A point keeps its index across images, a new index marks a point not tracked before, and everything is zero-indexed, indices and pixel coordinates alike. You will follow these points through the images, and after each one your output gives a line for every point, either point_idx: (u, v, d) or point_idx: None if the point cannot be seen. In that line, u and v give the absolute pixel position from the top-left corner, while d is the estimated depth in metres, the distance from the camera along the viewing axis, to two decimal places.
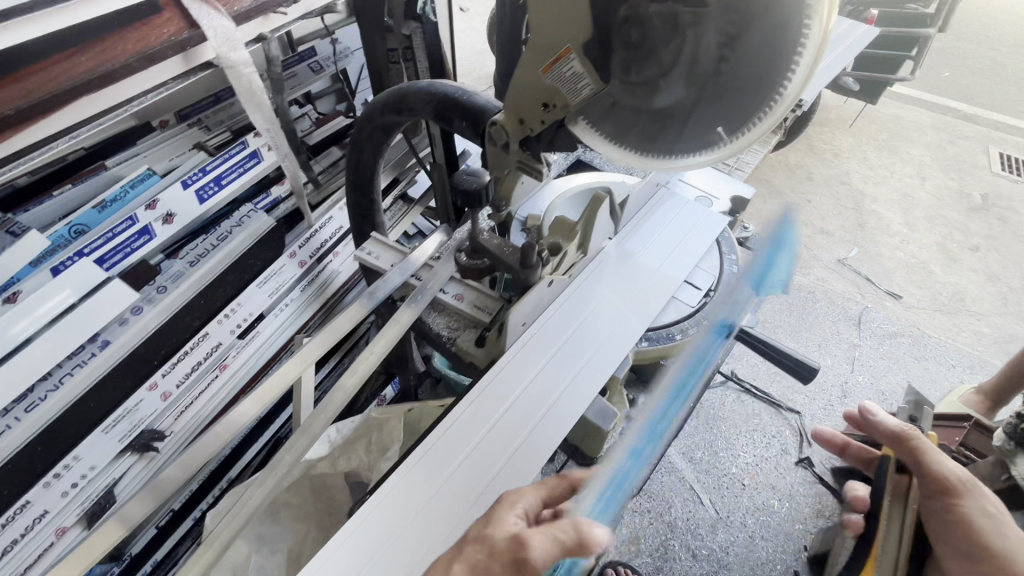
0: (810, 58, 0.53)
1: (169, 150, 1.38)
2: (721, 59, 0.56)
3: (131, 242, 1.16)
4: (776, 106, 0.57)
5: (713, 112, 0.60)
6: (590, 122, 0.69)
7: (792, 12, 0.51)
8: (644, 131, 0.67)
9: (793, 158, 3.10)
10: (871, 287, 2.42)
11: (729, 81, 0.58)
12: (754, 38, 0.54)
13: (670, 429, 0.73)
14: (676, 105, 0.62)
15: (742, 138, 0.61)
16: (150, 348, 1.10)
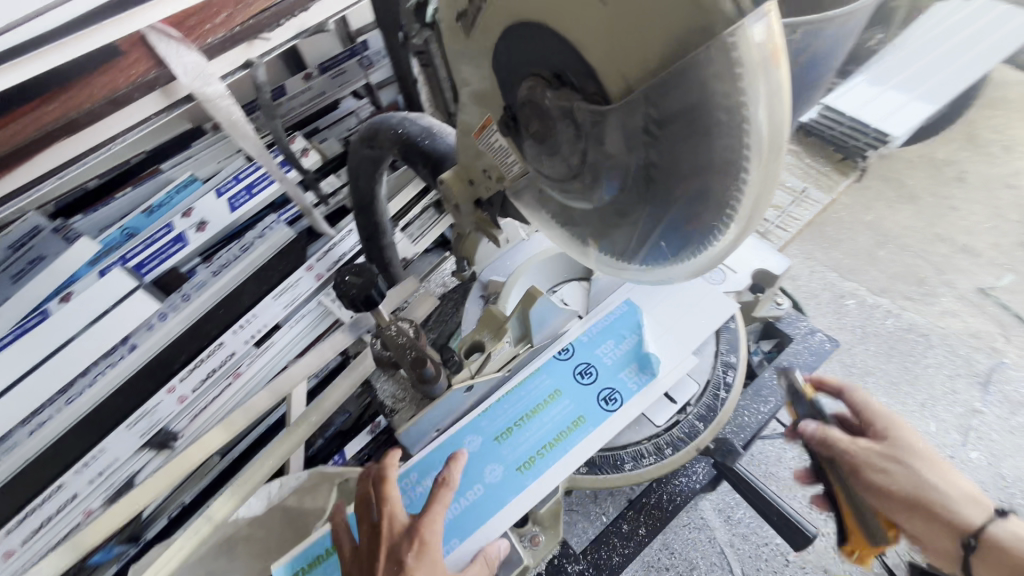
0: (760, 170, 0.36)
1: (217, 154, 1.44)
2: (647, 163, 0.41)
3: (166, 248, 1.24)
4: (733, 226, 0.40)
5: (652, 224, 0.45)
6: (530, 204, 0.58)
7: (721, 111, 0.35)
8: (583, 225, 0.54)
9: (940, 151, 2.47)
10: (1020, 329, 1.94)
11: (661, 190, 0.42)
12: (679, 141, 0.38)
13: (510, 441, 0.85)
14: (609, 209, 0.48)
15: (699, 260, 0.44)
16: (171, 354, 1.18)
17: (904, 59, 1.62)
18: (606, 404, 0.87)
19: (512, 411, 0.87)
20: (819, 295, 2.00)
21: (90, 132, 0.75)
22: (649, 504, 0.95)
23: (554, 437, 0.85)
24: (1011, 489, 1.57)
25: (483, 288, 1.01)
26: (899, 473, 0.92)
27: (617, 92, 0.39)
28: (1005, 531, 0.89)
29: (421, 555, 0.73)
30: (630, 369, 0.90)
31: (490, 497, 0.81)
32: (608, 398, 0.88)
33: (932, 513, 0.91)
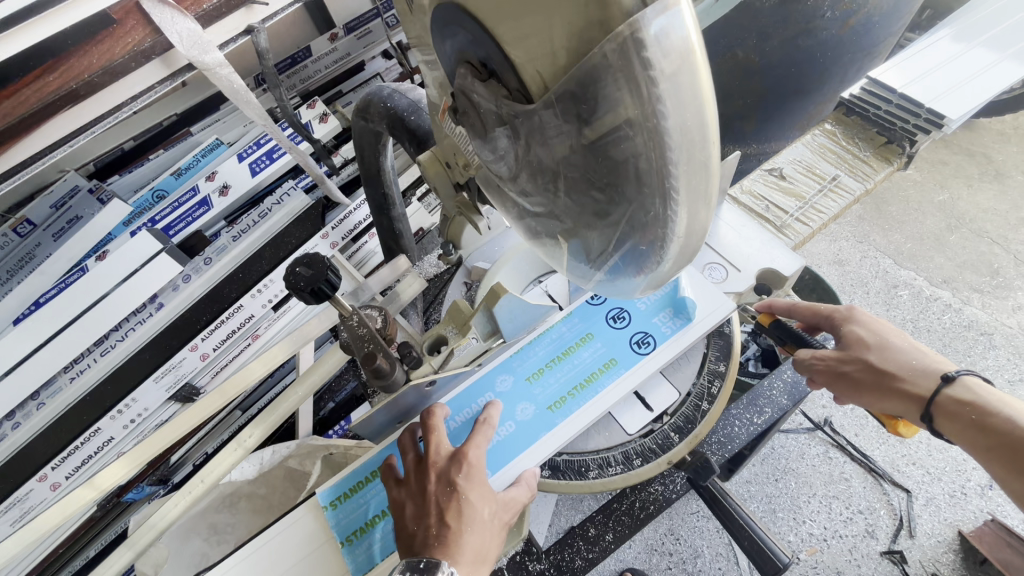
0: (682, 181, 0.33)
1: (241, 118, 1.44)
2: (583, 172, 0.37)
3: (192, 212, 1.29)
4: (672, 241, 0.37)
5: (599, 232, 0.41)
6: (491, 198, 0.55)
7: (638, 128, 0.31)
8: (533, 224, 0.51)
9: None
10: None
11: (598, 202, 0.38)
12: (602, 151, 0.34)
13: (541, 381, 0.65)
14: (556, 215, 0.44)
15: (656, 271, 0.41)
16: (194, 314, 1.24)
17: (987, 15, 1.22)
18: (639, 348, 0.66)
19: (539, 352, 0.67)
20: (869, 283, 1.84)
21: (92, 103, 0.76)
22: (620, 510, 0.83)
23: (583, 380, 0.65)
24: None
25: (467, 274, 0.96)
26: (869, 356, 0.82)
27: (538, 91, 0.35)
28: (968, 385, 0.76)
29: (470, 478, 0.60)
30: (665, 313, 0.68)
31: (515, 441, 0.63)
32: (641, 340, 0.66)
33: (880, 389, 0.81)
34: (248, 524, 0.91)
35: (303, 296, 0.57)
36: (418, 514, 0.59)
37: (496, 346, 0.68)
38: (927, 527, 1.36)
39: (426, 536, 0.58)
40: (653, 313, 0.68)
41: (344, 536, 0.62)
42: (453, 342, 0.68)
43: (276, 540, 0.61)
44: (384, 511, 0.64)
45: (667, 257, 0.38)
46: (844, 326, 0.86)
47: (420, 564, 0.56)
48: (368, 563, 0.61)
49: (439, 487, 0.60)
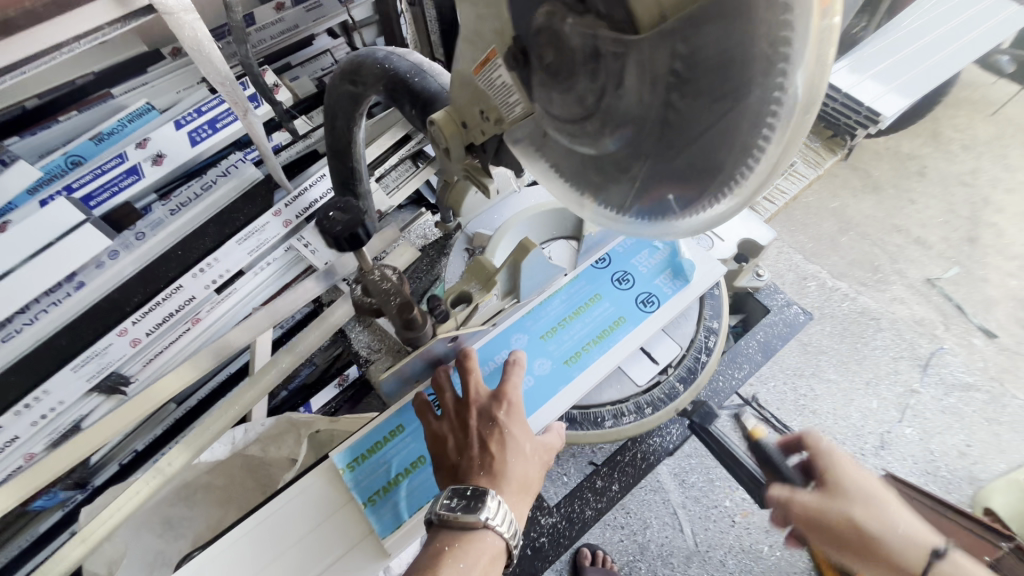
0: (795, 101, 0.36)
1: (175, 83, 1.33)
2: (672, 101, 0.41)
3: (119, 180, 1.15)
4: (757, 166, 0.40)
5: (674, 169, 0.45)
6: (530, 151, 0.55)
7: (761, 50, 0.36)
8: (584, 175, 0.52)
9: (907, 144, 2.55)
10: (961, 317, 2.07)
11: (678, 132, 0.43)
12: (702, 71, 0.39)
13: (557, 338, 0.78)
14: (628, 155, 0.47)
15: (721, 205, 0.44)
16: (123, 295, 1.10)
17: (881, 48, 1.45)
18: (644, 306, 0.79)
19: (560, 308, 0.80)
20: (784, 275, 2.00)
21: (21, 39, 0.65)
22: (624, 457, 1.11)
23: (599, 334, 0.78)
24: (938, 463, 1.59)
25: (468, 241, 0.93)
26: (856, 510, 0.93)
27: (648, 24, 0.39)
28: (951, 562, 0.89)
29: (510, 415, 0.70)
30: (664, 276, 0.81)
31: (540, 389, 0.75)
32: (645, 300, 0.80)
33: (864, 551, 0.93)
34: (208, 517, 0.83)
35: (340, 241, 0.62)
36: (466, 450, 0.68)
37: (510, 305, 0.78)
38: None
39: (470, 465, 0.67)
40: (653, 281, 0.82)
41: (366, 498, 0.74)
42: (477, 297, 0.73)
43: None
44: (405, 470, 0.77)
45: (745, 184, 0.42)
46: (848, 489, 0.95)
47: (466, 491, 0.64)
48: (393, 521, 0.74)
49: (481, 427, 0.70)
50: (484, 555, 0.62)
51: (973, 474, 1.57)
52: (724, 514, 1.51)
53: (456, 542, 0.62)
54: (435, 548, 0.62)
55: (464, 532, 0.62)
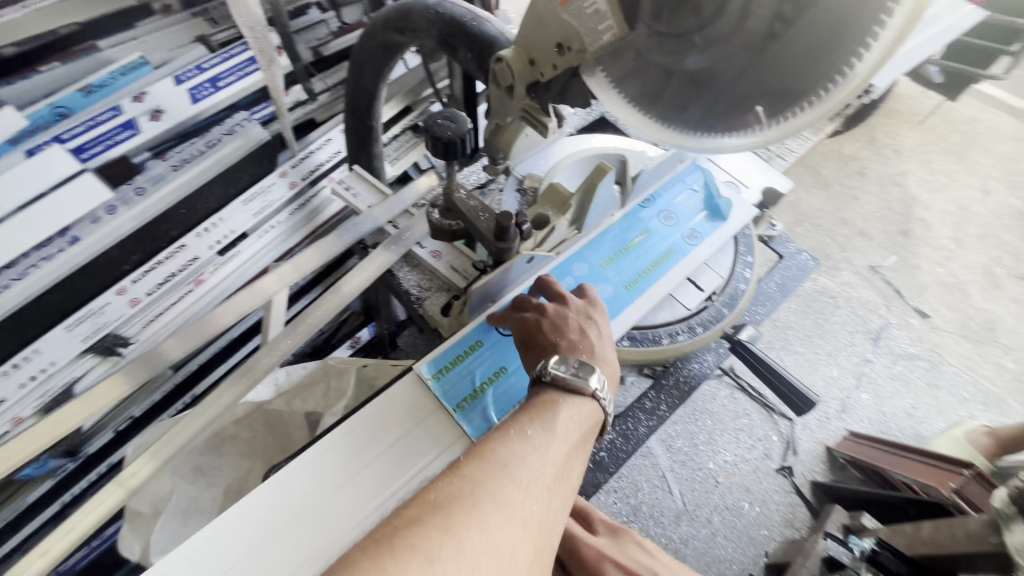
0: (905, 20, 0.38)
1: (167, 39, 1.24)
2: (777, 18, 0.43)
3: (114, 134, 1.09)
4: (841, 85, 0.44)
5: (760, 84, 0.48)
6: (610, 76, 0.58)
7: None
8: (670, 96, 0.54)
9: (846, 147, 2.56)
10: (899, 301, 2.06)
11: (785, 49, 0.44)
12: None
13: (613, 267, 0.70)
14: (714, 71, 0.49)
15: (807, 112, 0.47)
16: (121, 252, 1.06)
17: None
18: (690, 240, 0.74)
19: (609, 243, 0.72)
20: None
21: None
22: (669, 383, 0.77)
23: (651, 263, 0.71)
24: (890, 424, 1.76)
25: (519, 181, 0.81)
26: None
27: None
28: None
29: (599, 312, 0.63)
30: (702, 214, 0.76)
31: None
32: (690, 235, 0.74)
33: None
34: (239, 467, 0.82)
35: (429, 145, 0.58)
36: (561, 328, 0.60)
37: (573, 236, 0.71)
38: (806, 446, 1.68)
39: (569, 344, 0.59)
40: (696, 214, 0.76)
41: (455, 403, 0.61)
42: (555, 220, 0.66)
43: (370, 422, 0.59)
44: (491, 378, 0.63)
45: (828, 100, 0.45)
46: None
47: (572, 362, 0.56)
48: (485, 424, 0.60)
49: (578, 308, 0.62)
50: (588, 423, 0.54)
51: (918, 432, 1.73)
52: (709, 475, 1.59)
53: (561, 401, 0.54)
54: (540, 406, 0.53)
55: (569, 395, 0.55)
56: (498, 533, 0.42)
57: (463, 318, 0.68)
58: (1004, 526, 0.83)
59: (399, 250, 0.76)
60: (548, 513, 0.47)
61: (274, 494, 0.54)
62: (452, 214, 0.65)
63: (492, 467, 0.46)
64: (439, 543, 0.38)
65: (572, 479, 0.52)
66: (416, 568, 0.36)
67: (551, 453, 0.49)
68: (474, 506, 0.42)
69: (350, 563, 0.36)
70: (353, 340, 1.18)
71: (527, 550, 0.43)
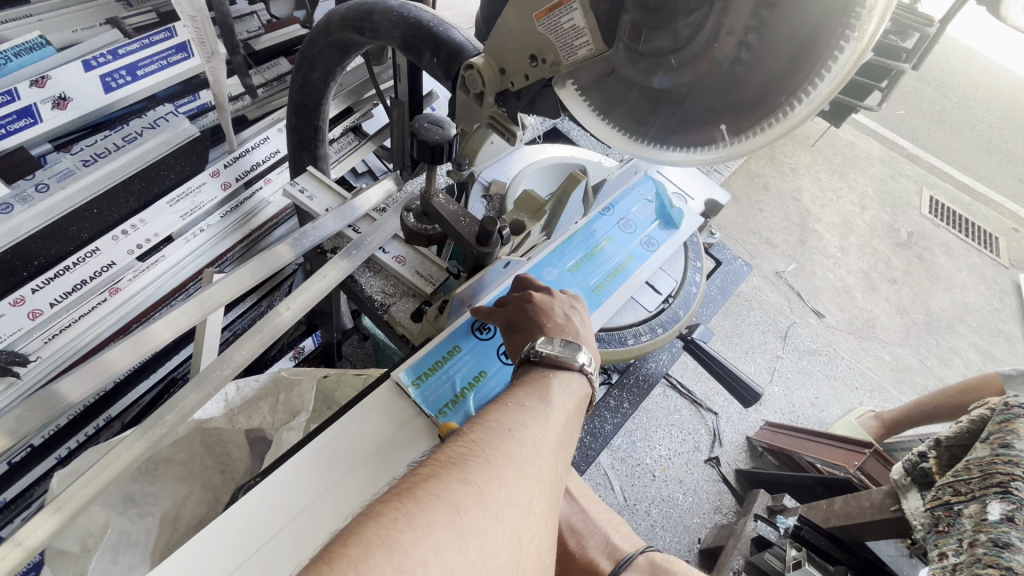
0: (845, 68, 0.43)
1: (73, 20, 1.12)
2: (741, 47, 0.47)
3: (7, 122, 0.95)
4: (781, 121, 0.49)
5: (723, 106, 0.52)
6: (580, 88, 0.61)
7: (835, 17, 0.42)
8: (636, 108, 0.58)
9: (752, 164, 2.83)
10: (799, 302, 2.31)
11: (744, 77, 0.49)
12: (779, 28, 0.45)
13: (580, 273, 0.73)
14: (682, 90, 0.53)
15: (761, 136, 0.51)
16: (18, 257, 0.92)
17: None
18: (647, 247, 0.79)
19: (574, 250, 0.75)
20: None
21: None
22: (629, 381, 0.83)
23: (614, 270, 0.75)
24: (798, 414, 1.95)
25: (485, 188, 0.84)
26: None
27: None
28: None
29: (579, 303, 0.66)
30: (657, 223, 0.82)
31: None
32: (647, 242, 0.79)
33: None
34: (177, 493, 0.75)
35: (415, 149, 0.60)
36: (547, 312, 0.62)
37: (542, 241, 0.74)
38: (729, 437, 1.81)
39: (554, 327, 0.61)
40: (650, 222, 0.81)
41: (437, 410, 0.60)
42: (530, 225, 0.69)
43: (344, 435, 0.57)
44: (471, 383, 0.63)
45: (769, 132, 0.50)
46: None
47: (559, 341, 0.58)
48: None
49: (562, 298, 0.65)
50: (579, 395, 0.56)
51: (820, 419, 1.94)
52: (646, 470, 1.68)
53: (553, 375, 0.55)
54: (534, 379, 0.54)
55: (558, 371, 0.56)
56: (515, 488, 0.42)
57: (439, 324, 0.67)
58: (901, 495, 0.95)
59: (359, 259, 0.73)
60: (554, 477, 0.48)
61: (240, 518, 0.50)
62: (428, 219, 0.65)
63: (497, 431, 0.46)
64: (462, 496, 0.38)
65: (569, 447, 0.53)
66: (442, 518, 0.36)
67: (552, 418, 0.50)
68: (487, 463, 0.42)
69: (374, 518, 0.35)
70: (296, 350, 1.12)
71: (539, 504, 0.43)
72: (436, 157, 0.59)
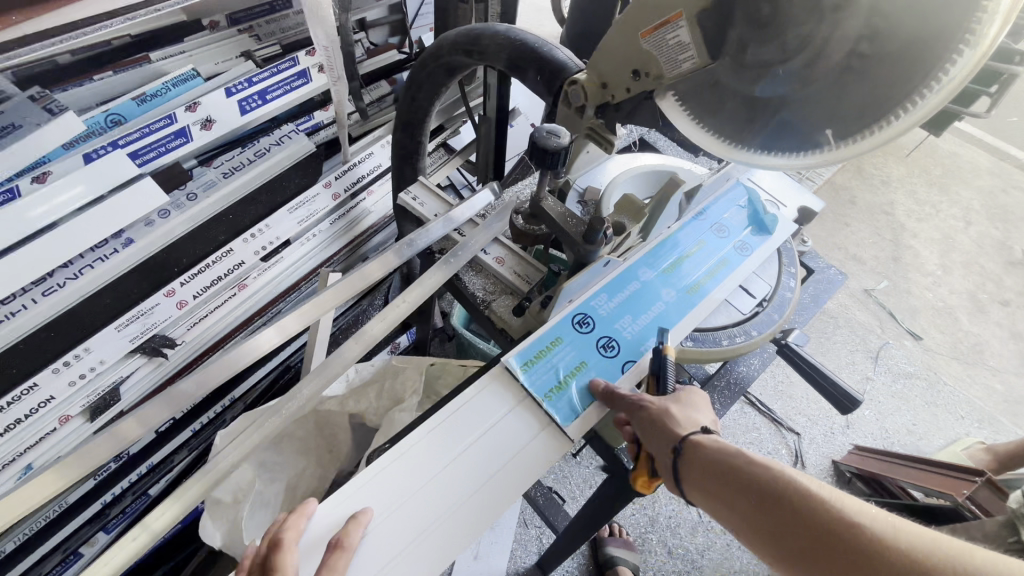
0: (961, 73, 0.43)
1: (215, 54, 1.28)
2: (853, 54, 0.49)
3: (167, 142, 1.06)
4: (889, 125, 0.49)
5: (830, 111, 0.53)
6: (679, 98, 0.64)
7: (952, 21, 0.43)
8: (735, 116, 0.61)
9: (837, 176, 2.69)
10: (893, 323, 2.15)
11: (854, 81, 0.50)
12: (892, 37, 0.46)
13: (676, 274, 0.76)
14: (789, 97, 0.55)
15: (868, 141, 0.51)
16: (170, 256, 1.08)
17: None
18: (743, 251, 0.80)
19: (669, 252, 0.78)
20: None
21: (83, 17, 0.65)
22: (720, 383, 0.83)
23: (710, 271, 0.77)
24: (891, 440, 1.81)
25: (581, 194, 0.88)
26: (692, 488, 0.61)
27: None
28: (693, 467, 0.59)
29: None
30: (750, 228, 0.83)
31: (668, 315, 0.73)
32: (742, 247, 0.80)
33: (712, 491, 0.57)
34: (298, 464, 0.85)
35: (531, 154, 0.66)
36: None
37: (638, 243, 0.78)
38: (813, 460, 1.72)
39: None
40: (744, 227, 0.83)
41: (544, 393, 0.66)
42: (629, 226, 0.73)
43: (463, 411, 0.65)
44: (574, 371, 0.68)
45: (866, 141, 0.51)
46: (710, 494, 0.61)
47: None
48: (572, 414, 0.65)
49: None
50: None
51: (919, 448, 1.79)
52: None
53: None
54: None
55: None
56: None
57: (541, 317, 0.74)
58: (1021, 525, 0.89)
59: (459, 264, 0.80)
60: None
61: (381, 473, 0.60)
62: (536, 220, 0.72)
63: None
64: None
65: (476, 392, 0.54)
66: None
67: None
68: None
69: None
70: (394, 346, 1.22)
71: None
72: (553, 164, 0.65)
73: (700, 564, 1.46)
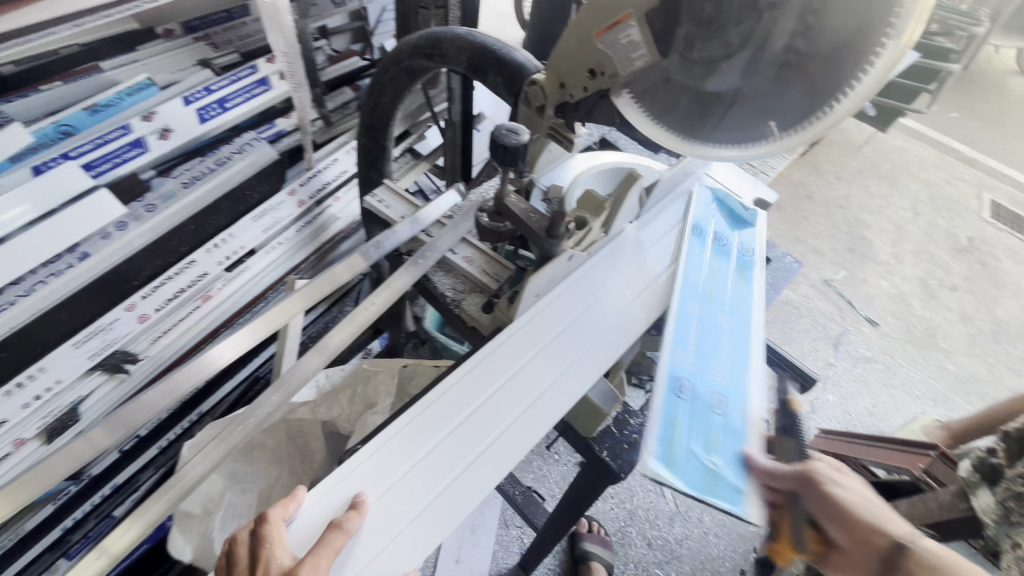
0: (888, 60, 0.47)
1: (170, 62, 1.25)
2: (790, 48, 0.52)
3: (122, 152, 1.06)
4: (829, 113, 0.53)
5: (774, 103, 0.56)
6: (634, 96, 0.66)
7: (875, 15, 0.46)
8: (687, 112, 0.63)
9: (794, 173, 2.80)
10: (851, 311, 2.24)
11: (793, 74, 0.54)
12: (823, 30, 0.50)
13: (696, 284, 0.88)
14: (734, 91, 0.58)
15: (811, 128, 0.54)
16: (129, 269, 1.05)
17: None
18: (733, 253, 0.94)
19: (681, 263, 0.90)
20: None
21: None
22: None
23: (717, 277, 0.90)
24: (854, 422, 1.89)
25: (545, 191, 0.89)
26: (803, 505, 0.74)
27: None
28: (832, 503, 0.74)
29: None
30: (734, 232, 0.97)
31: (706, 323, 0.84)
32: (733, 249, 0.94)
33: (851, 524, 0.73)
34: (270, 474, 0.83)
35: (493, 153, 0.67)
36: None
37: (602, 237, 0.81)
38: None
39: None
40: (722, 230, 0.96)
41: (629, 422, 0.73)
42: (591, 220, 0.78)
43: (437, 407, 0.68)
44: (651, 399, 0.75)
45: (812, 127, 0.54)
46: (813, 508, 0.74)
47: None
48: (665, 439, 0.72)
49: None
50: None
51: (880, 428, 1.87)
52: None
53: None
54: None
55: None
56: None
57: (509, 313, 0.76)
58: (968, 492, 0.94)
59: (426, 266, 0.80)
60: None
61: (361, 469, 0.63)
62: (500, 217, 0.74)
63: None
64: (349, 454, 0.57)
65: None
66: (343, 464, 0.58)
67: None
68: None
69: None
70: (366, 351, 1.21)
71: None
72: (514, 161, 0.67)
73: (678, 552, 1.49)
